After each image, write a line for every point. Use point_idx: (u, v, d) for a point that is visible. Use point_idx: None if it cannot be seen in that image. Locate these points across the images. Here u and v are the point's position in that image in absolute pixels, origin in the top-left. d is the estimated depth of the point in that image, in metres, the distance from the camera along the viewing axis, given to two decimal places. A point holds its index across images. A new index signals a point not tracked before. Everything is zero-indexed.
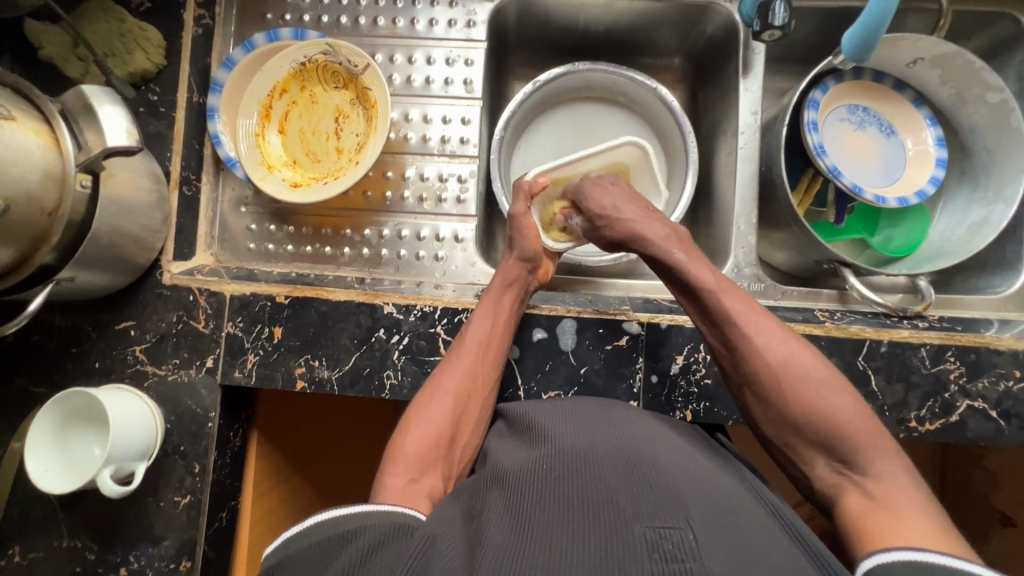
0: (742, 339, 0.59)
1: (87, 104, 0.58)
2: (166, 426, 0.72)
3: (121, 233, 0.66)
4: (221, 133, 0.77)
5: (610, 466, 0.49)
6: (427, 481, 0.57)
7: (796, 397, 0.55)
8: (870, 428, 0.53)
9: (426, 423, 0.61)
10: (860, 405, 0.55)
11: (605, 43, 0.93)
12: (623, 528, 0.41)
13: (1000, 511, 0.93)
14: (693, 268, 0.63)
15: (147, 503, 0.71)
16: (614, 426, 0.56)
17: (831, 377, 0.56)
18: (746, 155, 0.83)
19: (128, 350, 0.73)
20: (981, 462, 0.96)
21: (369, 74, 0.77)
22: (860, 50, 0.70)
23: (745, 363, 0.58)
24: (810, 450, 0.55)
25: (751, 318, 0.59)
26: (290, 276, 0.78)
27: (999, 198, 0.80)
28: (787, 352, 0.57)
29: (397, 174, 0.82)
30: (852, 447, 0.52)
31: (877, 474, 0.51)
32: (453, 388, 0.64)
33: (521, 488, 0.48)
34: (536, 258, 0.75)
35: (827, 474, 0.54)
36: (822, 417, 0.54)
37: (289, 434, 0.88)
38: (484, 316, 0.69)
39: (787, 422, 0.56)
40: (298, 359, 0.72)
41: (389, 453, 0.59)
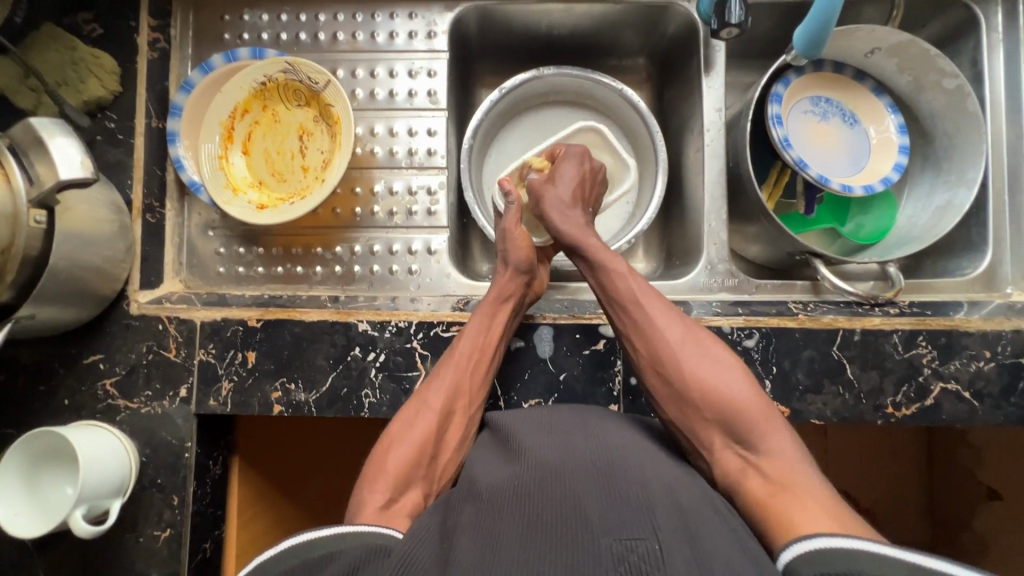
0: (647, 320, 0.64)
1: (36, 137, 0.57)
2: (141, 460, 0.70)
3: (83, 266, 0.64)
4: (183, 157, 0.75)
5: (580, 477, 0.49)
6: (407, 499, 0.56)
7: (693, 374, 0.60)
8: (759, 407, 0.57)
9: (410, 438, 0.60)
10: (752, 387, 0.59)
11: (569, 46, 0.94)
12: (590, 541, 0.42)
13: (987, 485, 0.94)
14: (604, 258, 0.69)
15: (126, 540, 0.70)
16: (588, 435, 0.56)
17: (728, 360, 0.61)
18: (714, 152, 0.83)
19: (98, 385, 0.71)
20: (964, 439, 0.97)
21: (331, 91, 0.77)
22: (814, 45, 0.71)
23: (650, 344, 0.63)
24: (709, 428, 0.58)
25: (655, 305, 0.65)
26: (263, 298, 0.77)
27: (961, 182, 0.82)
28: (687, 334, 0.62)
29: (366, 189, 0.81)
30: (745, 421, 0.56)
31: (780, 456, 0.54)
32: (439, 404, 0.63)
33: (491, 504, 0.48)
34: (530, 270, 0.74)
35: (726, 457, 0.57)
36: (715, 393, 0.58)
37: (272, 457, 0.87)
38: (477, 327, 0.68)
39: (685, 399, 0.59)
40: (274, 382, 0.71)
41: (368, 468, 0.58)
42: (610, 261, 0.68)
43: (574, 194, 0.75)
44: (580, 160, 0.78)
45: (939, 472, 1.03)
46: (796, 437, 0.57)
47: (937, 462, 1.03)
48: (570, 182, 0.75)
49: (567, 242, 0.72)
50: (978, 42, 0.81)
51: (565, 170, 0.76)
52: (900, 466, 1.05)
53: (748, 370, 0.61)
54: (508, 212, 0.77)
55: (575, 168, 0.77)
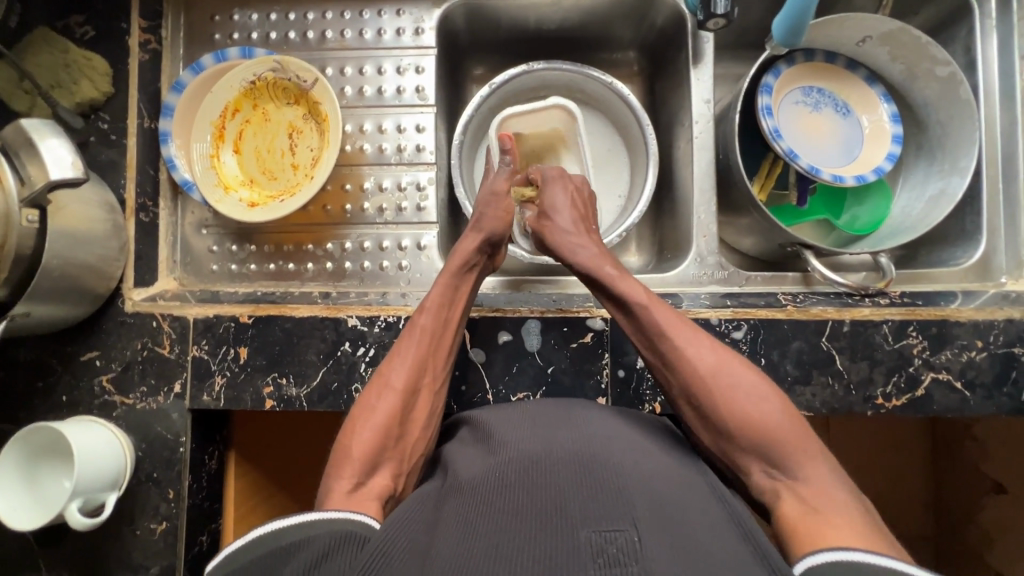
0: (675, 350, 0.61)
1: (28, 138, 0.58)
2: (137, 455, 0.72)
3: (76, 264, 0.66)
4: (176, 157, 0.77)
5: (561, 470, 0.49)
6: (375, 483, 0.56)
7: (725, 402, 0.57)
8: (800, 434, 0.55)
9: (374, 419, 0.60)
10: (792, 413, 0.56)
11: (559, 40, 0.94)
12: (569, 532, 0.42)
13: (994, 480, 0.93)
14: (623, 284, 0.67)
15: (123, 533, 0.71)
16: (574, 428, 0.56)
17: (761, 385, 0.58)
18: (703, 144, 0.83)
19: (95, 381, 0.73)
20: (970, 431, 0.96)
21: (319, 88, 0.77)
22: (790, 34, 0.71)
23: (680, 374, 0.61)
24: (746, 456, 0.56)
25: (681, 329, 0.63)
26: (255, 295, 0.78)
27: (955, 170, 0.81)
28: (718, 359, 0.60)
29: (355, 186, 0.82)
30: (782, 449, 0.54)
31: (818, 484, 0.52)
32: (402, 383, 0.63)
33: (472, 496, 0.48)
34: (497, 242, 0.76)
35: (763, 480, 0.55)
36: (750, 422, 0.55)
37: (268, 452, 0.89)
38: (440, 300, 0.69)
39: (721, 430, 0.57)
40: (265, 378, 0.72)
41: (335, 457, 0.57)
42: (628, 291, 0.66)
43: (575, 220, 0.76)
44: (566, 183, 0.78)
45: (945, 465, 1.01)
46: (837, 465, 0.54)
47: (943, 455, 1.02)
48: (564, 208, 0.76)
49: (582, 269, 0.71)
50: (971, 28, 0.80)
51: (553, 200, 0.77)
52: (902, 458, 1.04)
53: (783, 393, 0.58)
54: (501, 172, 0.80)
55: (566, 194, 0.77)
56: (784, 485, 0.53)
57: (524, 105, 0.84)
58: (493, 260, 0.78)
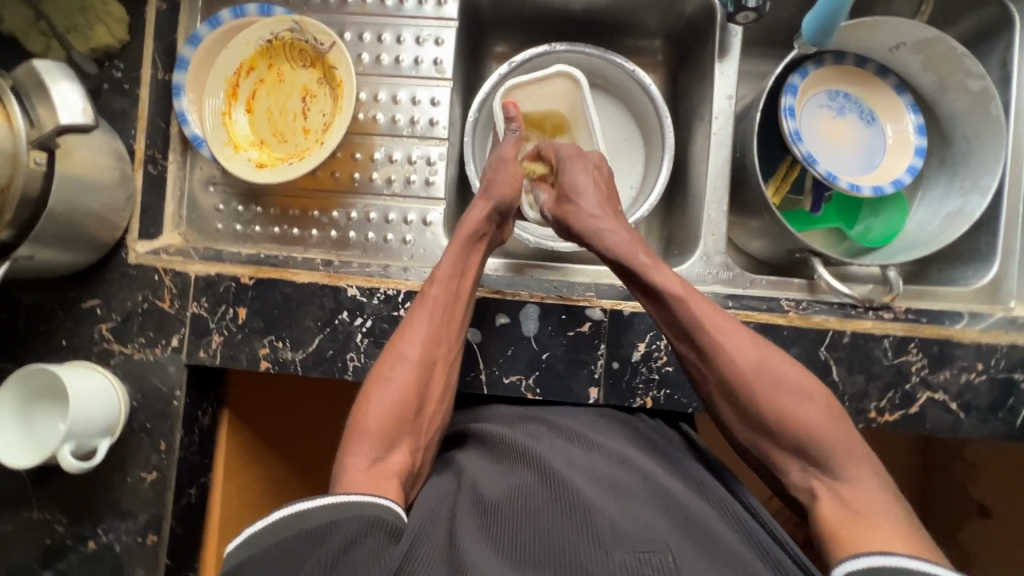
0: (714, 345, 0.61)
1: (40, 80, 0.58)
2: (132, 405, 0.73)
3: (83, 212, 0.66)
4: (188, 112, 0.76)
5: (585, 489, 0.53)
6: (394, 458, 0.57)
7: (766, 401, 0.58)
8: (844, 433, 0.56)
9: (391, 393, 0.61)
10: (833, 409, 0.57)
11: (584, 22, 0.91)
12: (604, 554, 0.47)
13: (979, 502, 0.92)
14: (656, 272, 0.66)
15: (114, 479, 0.73)
16: (591, 450, 0.61)
17: (802, 381, 0.59)
18: (720, 141, 0.81)
19: (95, 329, 0.74)
20: (962, 454, 0.96)
21: (336, 53, 0.76)
22: (820, 34, 0.69)
23: (719, 369, 0.61)
24: (786, 457, 0.58)
25: (722, 324, 0.62)
26: (258, 256, 0.78)
27: (976, 189, 0.79)
28: (759, 356, 0.60)
29: (365, 155, 0.81)
30: (823, 450, 0.55)
31: (860, 484, 0.53)
32: (417, 355, 0.64)
33: (506, 513, 0.52)
34: (506, 212, 0.76)
35: (802, 479, 0.57)
36: (792, 418, 0.57)
37: (262, 416, 0.90)
38: (450, 270, 0.70)
39: (760, 427, 0.59)
40: (262, 339, 0.72)
41: (352, 430, 0.59)
42: (662, 281, 0.65)
43: (600, 203, 0.74)
44: (584, 161, 0.76)
45: (932, 485, 1.01)
46: (880, 465, 0.55)
47: (932, 474, 1.01)
48: (588, 191, 0.74)
49: (609, 254, 0.70)
50: (1010, 42, 0.77)
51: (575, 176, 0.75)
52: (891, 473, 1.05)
53: (825, 388, 0.59)
54: (507, 141, 0.78)
55: (588, 175, 0.75)
56: (825, 487, 0.55)
57: (531, 75, 0.83)
58: (501, 231, 0.78)
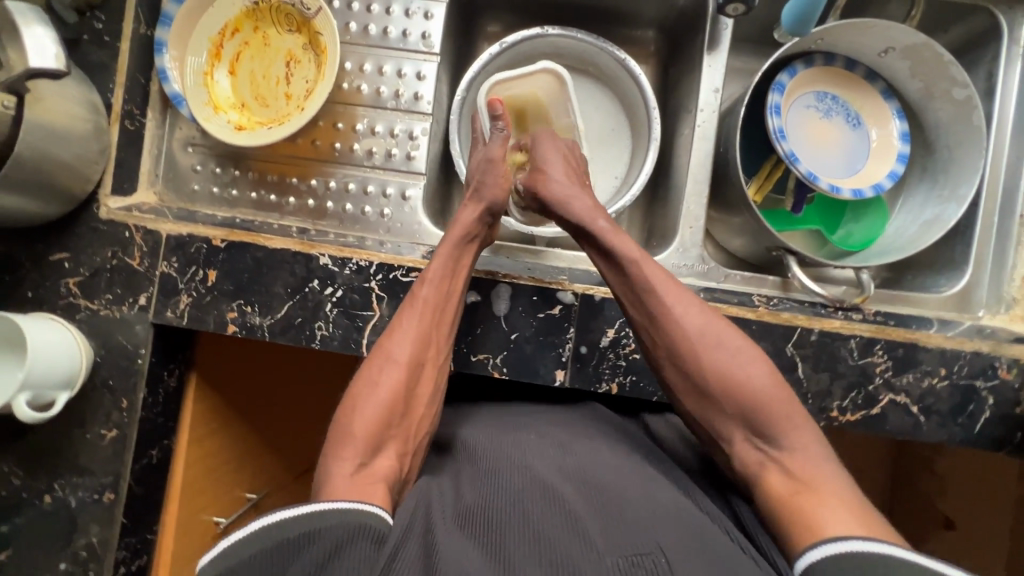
0: (664, 309, 0.62)
1: (12, 22, 0.57)
2: (95, 361, 0.72)
3: (52, 161, 0.65)
4: (170, 69, 0.74)
5: (571, 495, 0.53)
6: (381, 462, 0.56)
7: (710, 365, 0.59)
8: (784, 399, 0.56)
9: (376, 397, 0.59)
10: (776, 375, 0.58)
11: (577, 6, 0.91)
12: (596, 556, 0.46)
13: (945, 515, 0.95)
14: (613, 237, 0.67)
15: (73, 435, 0.72)
16: (579, 458, 0.60)
17: (743, 346, 0.60)
18: (704, 134, 0.81)
19: (62, 282, 0.73)
20: (931, 465, 0.98)
21: (322, 19, 0.75)
22: (799, 24, 0.76)
23: (667, 336, 0.61)
24: (729, 422, 0.58)
25: (669, 289, 0.63)
26: (233, 220, 0.78)
27: (954, 198, 0.79)
28: (705, 323, 0.61)
29: (348, 126, 0.80)
30: (762, 412, 0.56)
31: (802, 453, 0.54)
32: (404, 357, 0.62)
33: (484, 512, 0.51)
34: (498, 212, 0.75)
35: (746, 450, 0.57)
36: (733, 382, 0.58)
37: (234, 383, 0.90)
38: (443, 271, 0.68)
39: (705, 392, 0.59)
40: (231, 303, 0.72)
41: (336, 437, 0.57)
42: (622, 247, 0.66)
43: (568, 173, 0.75)
44: (558, 143, 0.78)
45: (904, 494, 1.04)
46: (819, 431, 0.56)
47: (903, 483, 1.04)
48: (558, 162, 0.76)
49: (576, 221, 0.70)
50: (997, 52, 0.77)
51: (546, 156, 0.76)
52: (863, 476, 1.08)
53: (767, 356, 0.60)
54: (496, 141, 0.77)
55: (562, 154, 0.77)
56: (771, 457, 0.55)
57: (512, 71, 0.81)
58: (493, 232, 0.77)
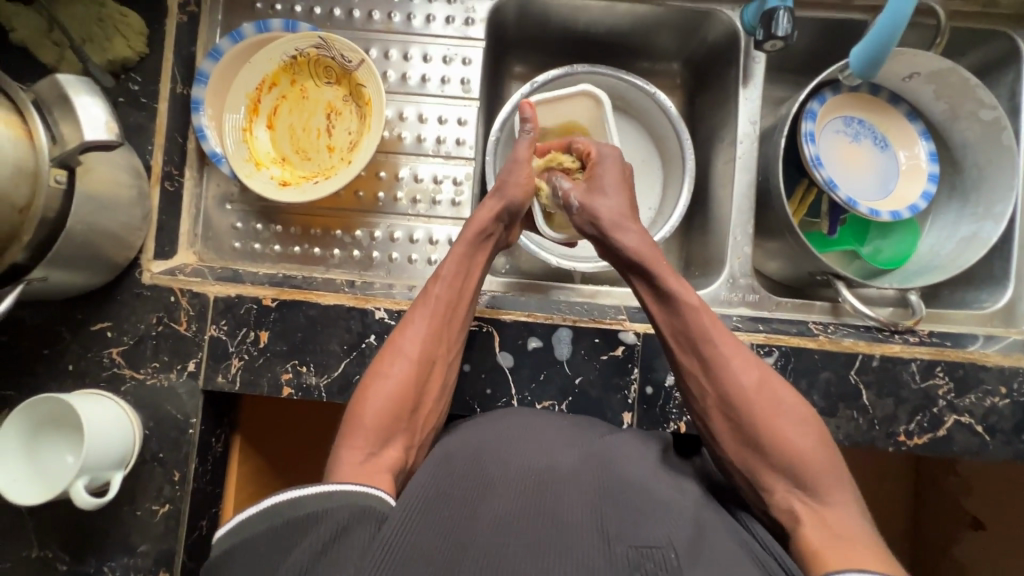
0: (721, 360, 0.62)
1: (62, 94, 0.55)
2: (144, 434, 0.69)
3: (99, 231, 0.63)
4: (206, 127, 0.74)
5: (587, 489, 0.51)
6: (387, 453, 0.56)
7: (763, 421, 0.58)
8: (831, 462, 0.56)
9: (387, 387, 0.61)
10: (823, 440, 0.58)
11: (605, 44, 0.92)
12: (605, 550, 0.44)
13: (971, 514, 0.91)
14: (675, 283, 0.67)
15: (122, 513, 0.69)
16: (602, 448, 0.58)
17: (798, 408, 0.60)
18: (744, 165, 0.82)
19: (104, 352, 0.70)
20: (954, 467, 0.94)
21: (364, 70, 0.75)
22: (870, 66, 0.69)
23: (720, 383, 0.61)
24: (773, 476, 0.56)
25: (725, 339, 0.64)
26: (278, 277, 0.76)
27: (989, 215, 0.81)
28: (760, 377, 0.61)
29: (390, 174, 0.80)
30: (811, 472, 0.55)
31: (839, 508, 0.53)
32: (415, 352, 0.64)
33: (501, 494, 0.50)
34: (517, 213, 0.75)
35: (784, 500, 0.55)
36: (786, 442, 0.57)
37: (269, 440, 0.87)
38: (455, 270, 0.70)
39: (753, 446, 0.58)
40: (284, 364, 0.70)
41: (347, 425, 0.58)
42: (683, 293, 0.66)
43: (626, 206, 0.74)
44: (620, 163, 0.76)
45: (925, 500, 0.99)
46: (857, 492, 0.55)
47: (924, 489, 0.99)
48: (617, 189, 0.74)
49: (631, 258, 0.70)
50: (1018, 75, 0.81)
51: (607, 175, 0.75)
52: (883, 490, 1.01)
53: (819, 420, 0.60)
54: (523, 142, 0.76)
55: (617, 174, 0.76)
56: (806, 508, 0.53)
57: (552, 94, 0.83)
58: (508, 234, 0.77)
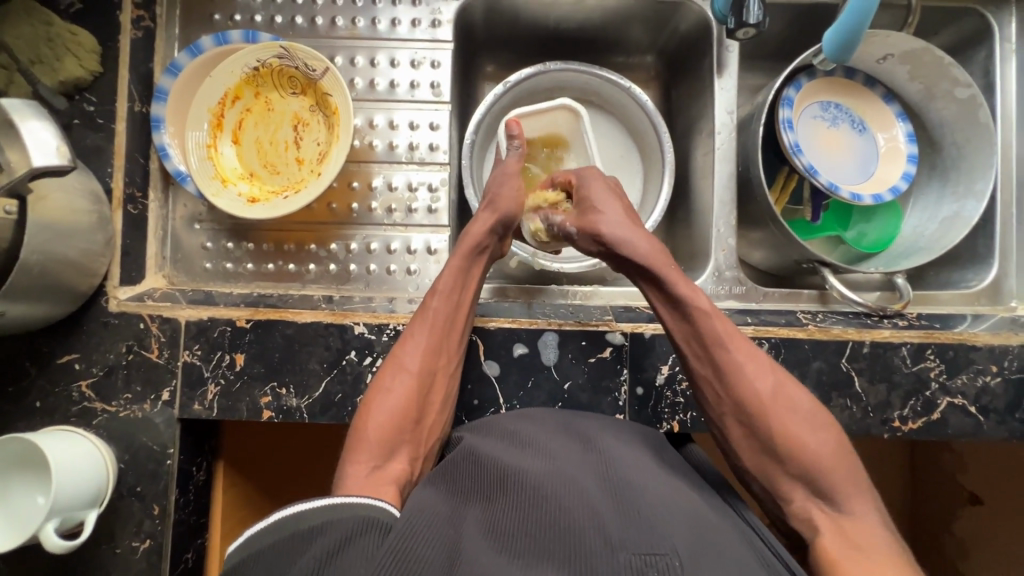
0: (735, 368, 0.61)
1: (7, 119, 0.52)
2: (120, 468, 0.66)
3: (58, 260, 0.60)
4: (169, 145, 0.72)
5: (594, 490, 0.50)
6: (393, 466, 0.59)
7: (779, 428, 0.58)
8: (847, 468, 0.56)
9: (390, 403, 0.62)
10: (839, 444, 0.58)
11: (576, 41, 0.91)
12: (608, 554, 0.43)
13: (970, 490, 0.91)
14: (685, 289, 0.65)
15: (102, 551, 0.66)
16: (604, 445, 0.57)
17: (816, 413, 0.59)
18: (724, 155, 0.81)
19: (73, 386, 0.67)
20: (948, 445, 0.93)
21: (329, 79, 0.72)
22: (844, 50, 0.68)
23: (736, 390, 0.60)
24: (791, 483, 0.57)
25: (740, 346, 0.62)
26: (252, 296, 0.73)
27: (970, 193, 0.81)
28: (776, 382, 0.60)
29: (363, 184, 0.77)
30: (830, 481, 0.55)
31: (860, 520, 0.53)
32: (416, 367, 0.64)
33: (507, 498, 0.49)
34: (510, 224, 0.74)
35: (804, 509, 0.56)
36: (803, 449, 0.57)
37: (252, 465, 0.84)
38: (451, 284, 0.69)
39: (771, 455, 0.58)
40: (263, 387, 0.67)
41: (351, 440, 0.60)
42: (693, 301, 0.64)
43: (625, 213, 0.72)
44: (603, 180, 0.75)
45: (922, 479, 0.99)
46: (876, 500, 0.56)
47: (921, 470, 0.99)
48: (609, 203, 0.72)
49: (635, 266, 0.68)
50: (990, 52, 0.81)
51: (594, 193, 0.73)
52: (882, 469, 1.01)
53: (834, 423, 0.60)
54: (511, 156, 0.77)
55: (605, 188, 0.74)
56: (826, 518, 0.54)
57: (532, 106, 0.81)
58: (502, 245, 0.76)
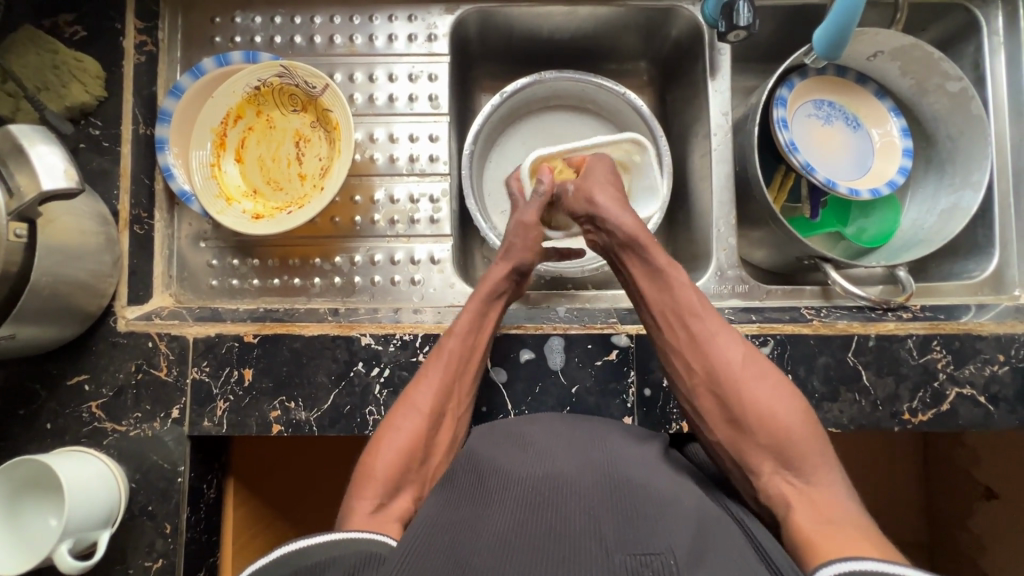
0: (706, 337, 0.63)
1: (16, 145, 0.53)
2: (131, 487, 0.66)
3: (67, 281, 0.61)
4: (173, 165, 0.73)
5: (591, 491, 0.50)
6: (397, 504, 0.56)
7: (747, 395, 0.58)
8: (813, 439, 0.54)
9: (400, 442, 0.60)
10: (809, 418, 0.56)
11: (570, 51, 0.92)
12: (603, 554, 0.43)
13: (985, 486, 0.89)
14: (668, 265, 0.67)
15: (114, 572, 0.65)
16: (604, 449, 0.56)
17: (782, 386, 0.58)
18: (720, 156, 0.82)
19: (83, 407, 0.67)
20: (960, 438, 0.93)
21: (329, 95, 0.74)
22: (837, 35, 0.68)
23: (706, 359, 0.61)
24: (759, 453, 0.55)
25: (714, 320, 0.64)
26: (258, 311, 0.74)
27: (967, 185, 0.82)
28: (745, 353, 0.61)
29: (365, 197, 0.78)
30: (796, 450, 0.54)
31: (824, 491, 0.51)
32: (427, 406, 0.62)
33: (504, 501, 0.49)
34: (527, 271, 0.74)
35: (772, 482, 0.54)
36: (769, 414, 0.56)
37: (265, 479, 0.84)
38: (467, 325, 0.67)
39: (739, 423, 0.57)
40: (272, 401, 0.67)
41: (357, 476, 0.58)
42: (670, 273, 0.67)
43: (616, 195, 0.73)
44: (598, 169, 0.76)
45: (936, 475, 0.98)
46: (847, 477, 0.54)
47: (934, 466, 0.98)
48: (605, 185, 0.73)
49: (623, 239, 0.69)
50: (979, 44, 0.82)
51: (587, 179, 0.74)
52: (893, 465, 1.00)
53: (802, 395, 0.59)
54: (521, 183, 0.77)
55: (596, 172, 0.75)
56: (793, 489, 0.52)
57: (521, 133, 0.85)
58: (520, 289, 0.75)
